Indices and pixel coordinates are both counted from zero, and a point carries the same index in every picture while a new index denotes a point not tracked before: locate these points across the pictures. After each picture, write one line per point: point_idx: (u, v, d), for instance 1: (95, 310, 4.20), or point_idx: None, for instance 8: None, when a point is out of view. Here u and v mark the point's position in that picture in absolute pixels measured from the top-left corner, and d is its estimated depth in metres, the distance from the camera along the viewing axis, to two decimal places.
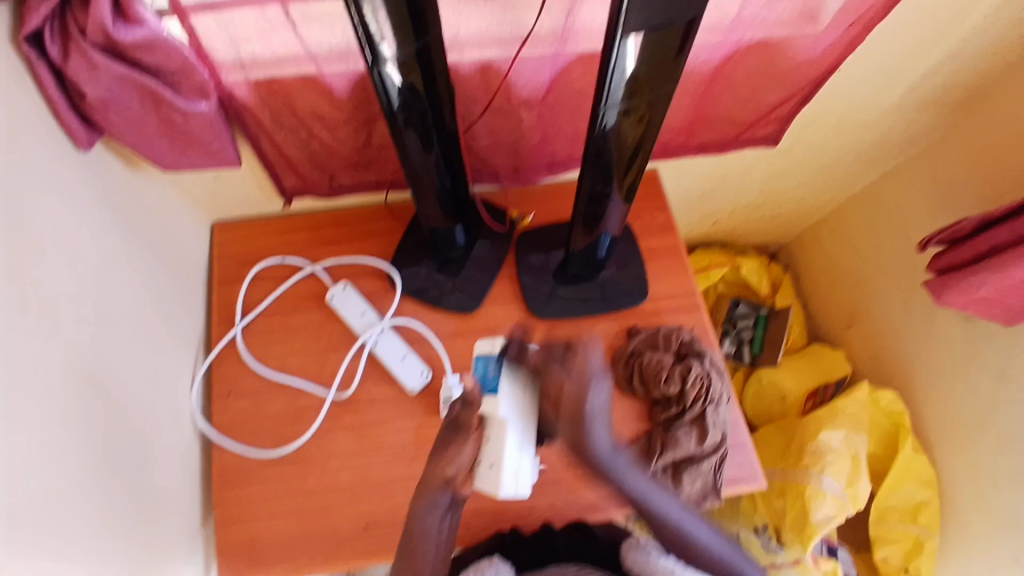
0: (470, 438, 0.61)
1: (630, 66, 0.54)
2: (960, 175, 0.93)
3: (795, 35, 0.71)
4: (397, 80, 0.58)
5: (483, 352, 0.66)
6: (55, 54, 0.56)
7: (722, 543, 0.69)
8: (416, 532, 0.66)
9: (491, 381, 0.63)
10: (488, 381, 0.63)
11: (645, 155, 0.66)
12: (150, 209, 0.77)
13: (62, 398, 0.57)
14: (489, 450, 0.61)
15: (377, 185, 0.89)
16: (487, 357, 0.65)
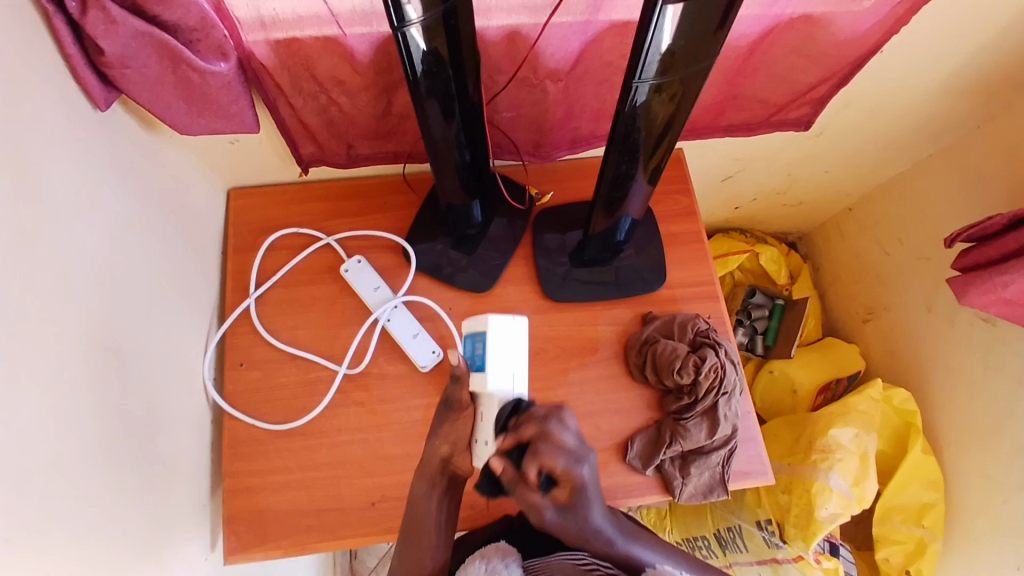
0: (462, 415, 0.64)
1: (667, 41, 0.52)
2: (996, 166, 0.90)
3: (839, 11, 0.68)
4: (422, 44, 0.56)
5: (466, 329, 0.64)
6: (73, 9, 0.53)
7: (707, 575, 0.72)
8: (420, 512, 0.71)
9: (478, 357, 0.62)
10: (474, 358, 0.62)
11: (674, 136, 0.64)
12: (165, 171, 0.75)
13: (74, 360, 0.56)
14: (483, 428, 0.62)
15: (395, 156, 0.88)
16: (472, 332, 0.63)
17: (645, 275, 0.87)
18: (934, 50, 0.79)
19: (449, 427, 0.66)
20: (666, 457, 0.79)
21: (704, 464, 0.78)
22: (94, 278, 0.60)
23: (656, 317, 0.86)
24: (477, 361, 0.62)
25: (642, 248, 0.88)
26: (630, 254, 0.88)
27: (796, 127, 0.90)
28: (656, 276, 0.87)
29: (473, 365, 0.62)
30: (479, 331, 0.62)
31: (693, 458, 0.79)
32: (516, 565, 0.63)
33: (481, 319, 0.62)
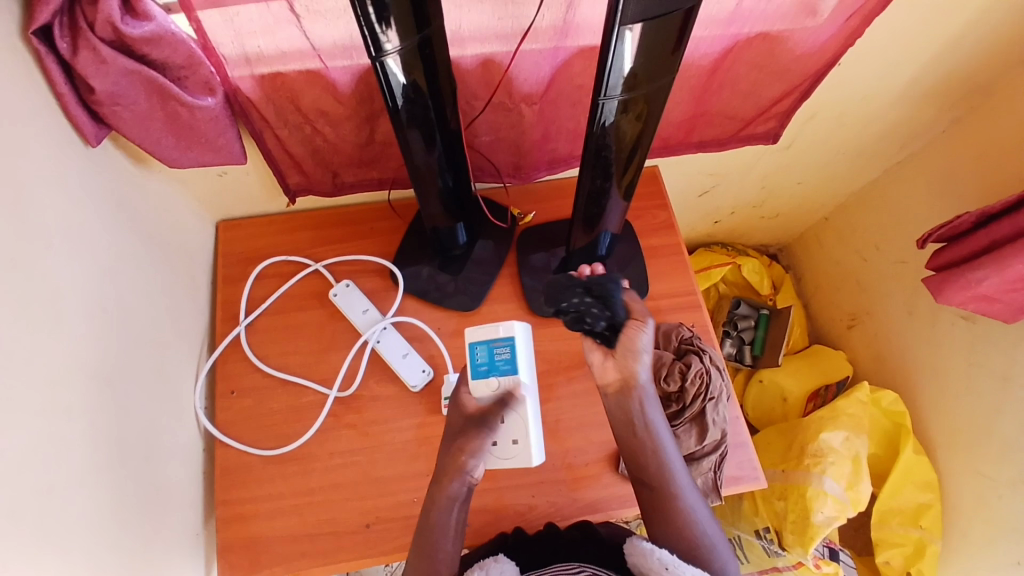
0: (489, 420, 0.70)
1: (628, 64, 0.55)
2: (961, 170, 0.93)
3: (794, 28, 0.72)
4: (401, 77, 0.59)
5: (478, 338, 0.70)
6: (65, 49, 0.56)
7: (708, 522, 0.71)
8: (434, 524, 0.69)
9: (503, 363, 0.69)
10: (496, 366, 0.70)
11: (643, 153, 0.67)
12: (155, 205, 0.77)
13: (68, 390, 0.57)
14: (512, 428, 0.71)
15: (380, 183, 0.90)
16: (487, 341, 0.70)
17: None
18: (889, 60, 0.83)
19: (474, 436, 0.69)
20: None
21: (696, 471, 0.79)
22: (87, 309, 0.62)
23: None
24: (500, 366, 0.69)
25: (625, 265, 0.91)
26: (613, 269, 0.90)
27: (765, 141, 0.94)
28: (638, 288, 0.89)
29: (497, 371, 0.69)
30: (499, 339, 0.70)
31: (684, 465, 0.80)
32: (511, 568, 0.63)
33: (499, 329, 0.70)
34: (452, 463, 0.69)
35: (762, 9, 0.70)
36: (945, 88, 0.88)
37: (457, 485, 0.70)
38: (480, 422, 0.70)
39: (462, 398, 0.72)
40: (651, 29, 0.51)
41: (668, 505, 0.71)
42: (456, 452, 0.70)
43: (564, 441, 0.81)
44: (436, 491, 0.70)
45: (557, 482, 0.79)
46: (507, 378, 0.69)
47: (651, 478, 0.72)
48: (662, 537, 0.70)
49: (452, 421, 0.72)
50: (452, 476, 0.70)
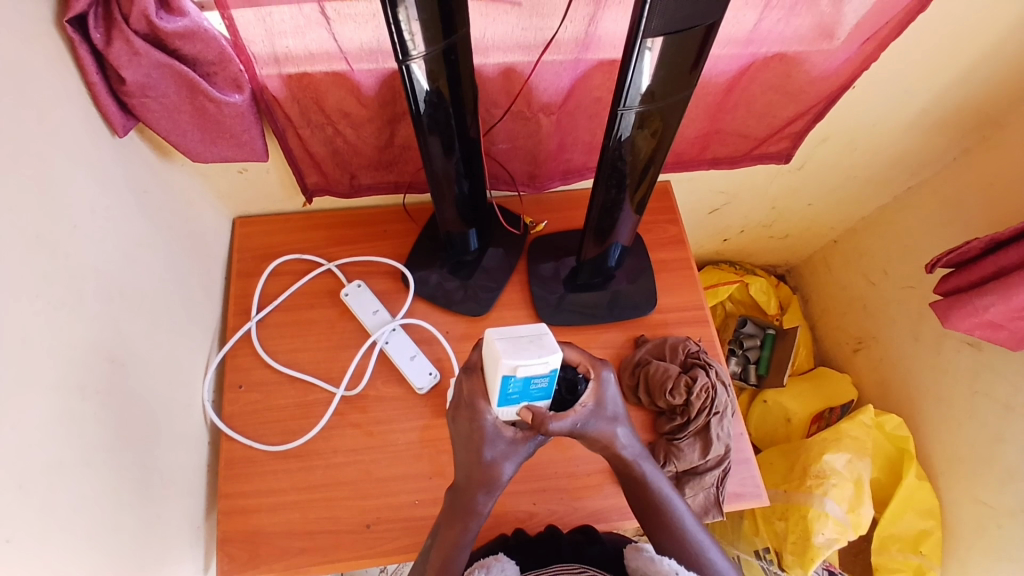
0: (490, 438, 0.59)
1: (646, 82, 0.56)
2: (971, 198, 0.94)
3: (811, 51, 0.74)
4: (425, 84, 0.61)
5: (518, 376, 0.49)
6: (99, 39, 0.58)
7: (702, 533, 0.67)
8: (455, 539, 0.65)
9: (538, 391, 0.53)
10: (529, 392, 0.53)
11: (656, 169, 0.68)
12: (176, 198, 0.79)
13: (81, 370, 0.58)
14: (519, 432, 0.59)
15: (396, 186, 0.92)
16: (526, 376, 0.50)
17: (637, 299, 0.90)
18: (904, 85, 0.84)
19: (508, 458, 0.61)
20: None
21: (698, 484, 0.80)
22: (104, 295, 0.63)
23: (647, 340, 0.88)
24: (531, 393, 0.53)
25: (635, 277, 0.91)
26: (623, 281, 0.91)
27: (776, 160, 0.95)
28: (647, 301, 0.90)
29: (530, 398, 0.54)
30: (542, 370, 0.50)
31: (687, 479, 0.80)
32: (512, 568, 0.63)
33: (550, 366, 0.49)
34: (479, 484, 0.62)
35: (778, 30, 0.71)
36: (957, 116, 0.90)
37: (484, 503, 0.64)
38: (515, 446, 0.60)
39: (489, 422, 0.58)
40: (671, 50, 0.53)
41: (669, 530, 0.67)
42: (485, 473, 0.61)
43: (568, 449, 0.81)
44: (457, 505, 0.65)
45: (559, 490, 0.79)
46: (540, 402, 0.55)
47: (650, 506, 0.68)
48: (667, 546, 0.66)
49: (469, 438, 0.60)
50: (477, 493, 0.63)
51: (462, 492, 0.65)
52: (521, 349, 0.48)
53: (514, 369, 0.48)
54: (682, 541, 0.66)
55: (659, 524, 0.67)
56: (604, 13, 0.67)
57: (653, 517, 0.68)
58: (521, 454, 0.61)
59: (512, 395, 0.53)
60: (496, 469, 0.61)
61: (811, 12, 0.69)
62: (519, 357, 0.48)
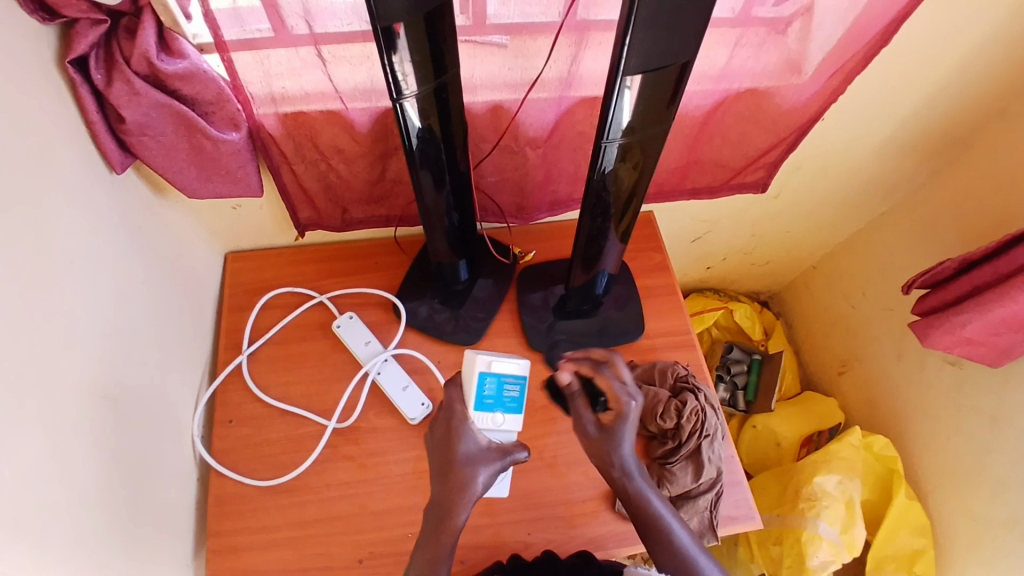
0: (466, 436, 0.66)
1: (626, 119, 0.59)
2: (942, 221, 0.99)
3: (781, 85, 0.79)
4: (417, 122, 0.63)
5: (491, 369, 0.68)
6: (100, 80, 0.60)
7: (689, 537, 0.66)
8: (433, 555, 0.64)
9: (511, 399, 0.69)
10: (502, 401, 0.69)
11: (638, 203, 0.72)
12: (170, 232, 0.80)
13: (76, 404, 0.58)
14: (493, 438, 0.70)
15: (387, 220, 0.94)
16: (498, 373, 0.69)
17: (625, 326, 0.92)
18: (869, 116, 0.89)
19: (485, 464, 0.65)
20: None
21: (692, 508, 0.79)
22: (99, 327, 0.63)
23: (637, 364, 0.90)
24: (505, 401, 0.69)
25: (622, 304, 0.93)
26: (611, 308, 0.93)
27: (753, 189, 1.00)
28: (635, 326, 0.92)
29: (503, 407, 0.69)
30: (512, 373, 0.69)
31: (681, 502, 0.80)
32: None
33: (515, 365, 0.69)
34: (455, 492, 0.64)
35: (749, 66, 0.76)
36: (926, 143, 0.95)
37: (460, 512, 0.64)
38: (494, 453, 0.66)
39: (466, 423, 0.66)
40: (648, 88, 0.56)
41: (658, 537, 0.66)
42: (461, 476, 0.64)
43: (562, 477, 0.81)
44: (433, 519, 0.65)
45: (555, 518, 0.79)
46: (511, 416, 0.69)
47: (643, 517, 0.67)
48: (664, 562, 0.65)
49: (446, 441, 0.66)
50: (453, 504, 0.64)
51: (439, 505, 0.65)
52: (494, 353, 0.69)
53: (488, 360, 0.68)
54: (670, 547, 0.65)
55: (659, 543, 0.65)
56: (585, 53, 0.71)
57: (645, 530, 0.67)
58: (497, 463, 0.66)
59: (488, 400, 0.68)
60: (471, 473, 0.64)
61: (778, 49, 0.74)
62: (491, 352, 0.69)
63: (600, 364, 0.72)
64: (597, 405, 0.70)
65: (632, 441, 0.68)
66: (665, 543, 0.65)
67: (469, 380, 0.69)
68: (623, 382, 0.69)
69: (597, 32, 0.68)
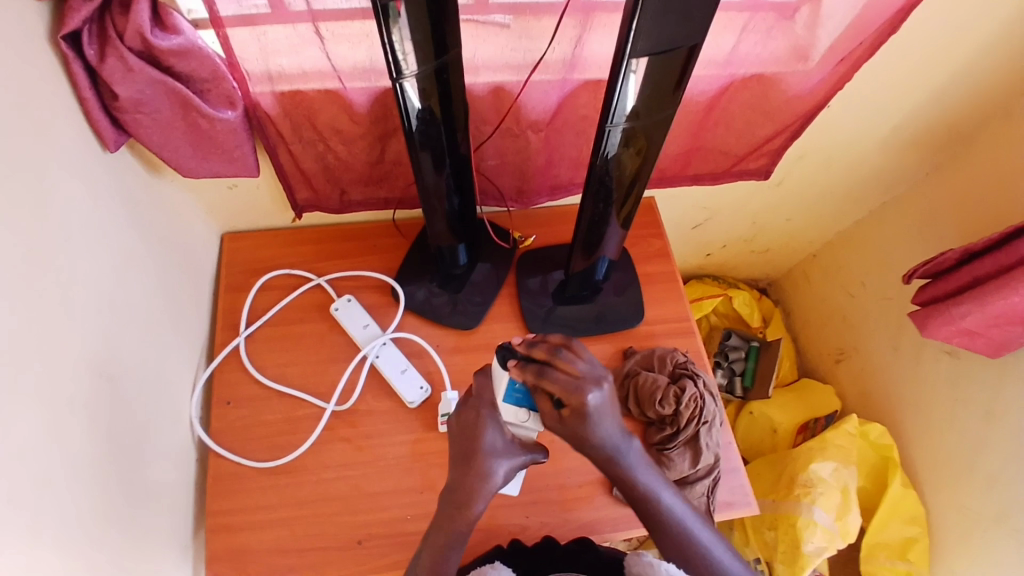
0: (493, 430, 0.68)
1: (631, 103, 0.58)
2: (944, 210, 0.98)
3: (788, 71, 0.77)
4: (417, 103, 0.62)
5: None
6: (92, 56, 0.59)
7: (687, 512, 0.70)
8: (445, 542, 0.67)
9: (539, 395, 0.67)
10: (530, 396, 0.67)
11: (641, 185, 0.70)
12: (166, 212, 0.79)
13: (72, 387, 0.57)
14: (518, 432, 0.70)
15: (386, 202, 0.93)
16: None
17: (624, 312, 0.91)
18: (876, 103, 0.88)
19: (509, 458, 0.68)
20: None
21: (690, 494, 0.80)
22: (95, 310, 0.62)
23: (636, 351, 0.89)
24: (532, 397, 0.67)
25: (622, 290, 0.92)
26: (611, 294, 0.92)
27: (756, 176, 0.98)
28: (635, 313, 0.91)
29: (530, 402, 0.67)
30: None
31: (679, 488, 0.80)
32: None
33: None
34: (475, 482, 0.67)
35: (756, 52, 0.74)
36: (932, 132, 0.94)
37: (477, 501, 0.67)
38: (517, 449, 0.69)
39: (493, 418, 0.68)
40: (653, 71, 0.55)
41: (660, 519, 0.68)
42: (483, 466, 0.67)
43: (559, 461, 0.81)
44: (449, 506, 0.68)
45: (551, 502, 0.79)
46: (537, 412, 0.68)
47: (639, 501, 0.68)
48: (666, 544, 0.69)
49: (471, 430, 0.68)
50: (472, 494, 0.67)
51: (456, 492, 0.67)
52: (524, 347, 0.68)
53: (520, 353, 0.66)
54: (671, 526, 0.68)
55: (659, 525, 0.69)
56: (589, 35, 0.69)
57: (646, 515, 0.69)
58: (518, 459, 0.69)
59: (516, 394, 0.66)
60: (493, 465, 0.67)
61: (786, 35, 0.72)
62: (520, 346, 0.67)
63: (542, 369, 0.62)
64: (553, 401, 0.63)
65: (605, 421, 0.63)
66: (666, 524, 0.68)
67: (500, 374, 0.66)
68: (572, 378, 0.61)
69: (602, 14, 0.67)
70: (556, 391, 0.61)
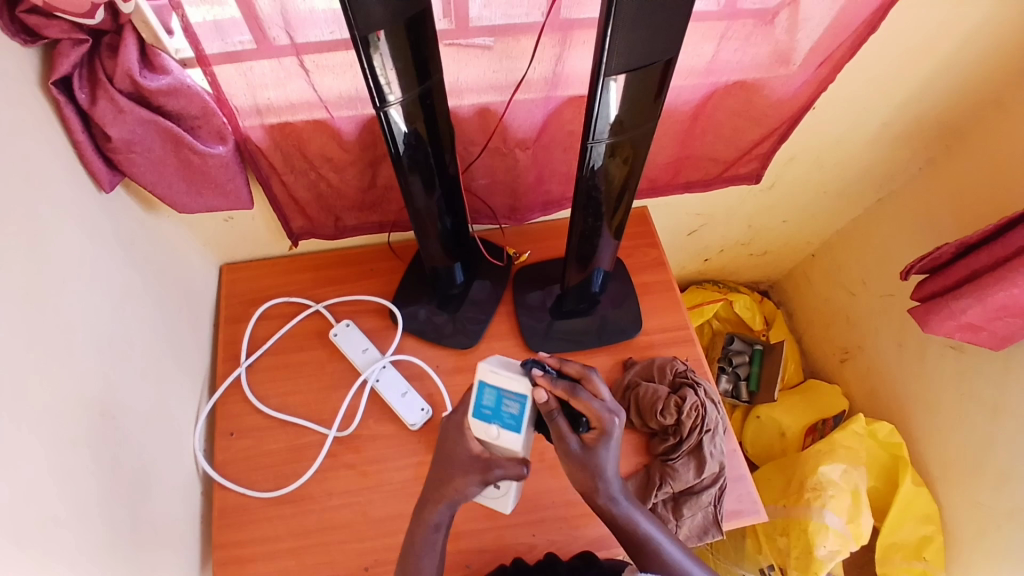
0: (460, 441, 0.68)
1: (613, 113, 0.58)
2: (939, 205, 0.98)
3: (770, 76, 0.78)
4: (403, 126, 0.63)
5: (490, 382, 0.64)
6: (84, 99, 0.60)
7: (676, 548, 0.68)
8: (416, 549, 0.68)
9: (509, 417, 0.64)
10: (500, 416, 0.64)
11: (631, 195, 0.71)
12: (163, 248, 0.80)
13: (75, 424, 0.58)
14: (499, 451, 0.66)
15: (380, 226, 0.94)
16: (497, 387, 0.64)
17: (622, 323, 0.91)
18: (862, 102, 0.88)
19: (469, 473, 0.68)
20: (659, 499, 0.80)
21: (696, 504, 0.79)
22: (94, 347, 0.63)
23: (636, 362, 0.89)
24: (502, 417, 0.64)
25: (619, 301, 0.93)
26: (608, 306, 0.92)
27: (747, 181, 0.99)
28: (633, 324, 0.91)
29: (500, 421, 0.64)
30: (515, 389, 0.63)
31: (685, 498, 0.80)
32: None
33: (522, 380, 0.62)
34: (438, 487, 0.69)
35: (737, 59, 0.75)
36: (919, 127, 0.94)
37: (438, 507, 0.69)
38: (479, 466, 0.68)
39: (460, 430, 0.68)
40: (633, 83, 0.55)
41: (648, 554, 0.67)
42: (446, 474, 0.69)
43: (564, 477, 0.81)
44: (420, 511, 0.70)
45: (558, 519, 0.79)
46: (508, 433, 0.64)
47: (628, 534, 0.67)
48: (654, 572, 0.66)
49: (444, 439, 0.70)
50: (435, 498, 0.69)
51: (426, 497, 0.70)
52: (499, 362, 0.64)
53: (490, 370, 0.64)
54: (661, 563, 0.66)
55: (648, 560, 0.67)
56: (570, 52, 0.70)
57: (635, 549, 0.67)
58: (478, 475, 0.67)
59: (485, 410, 0.65)
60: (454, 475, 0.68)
61: (766, 41, 0.73)
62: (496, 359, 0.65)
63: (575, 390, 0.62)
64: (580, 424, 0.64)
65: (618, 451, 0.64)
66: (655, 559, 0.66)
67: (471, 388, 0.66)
68: (603, 402, 0.63)
69: (581, 31, 0.68)
70: (584, 411, 0.62)
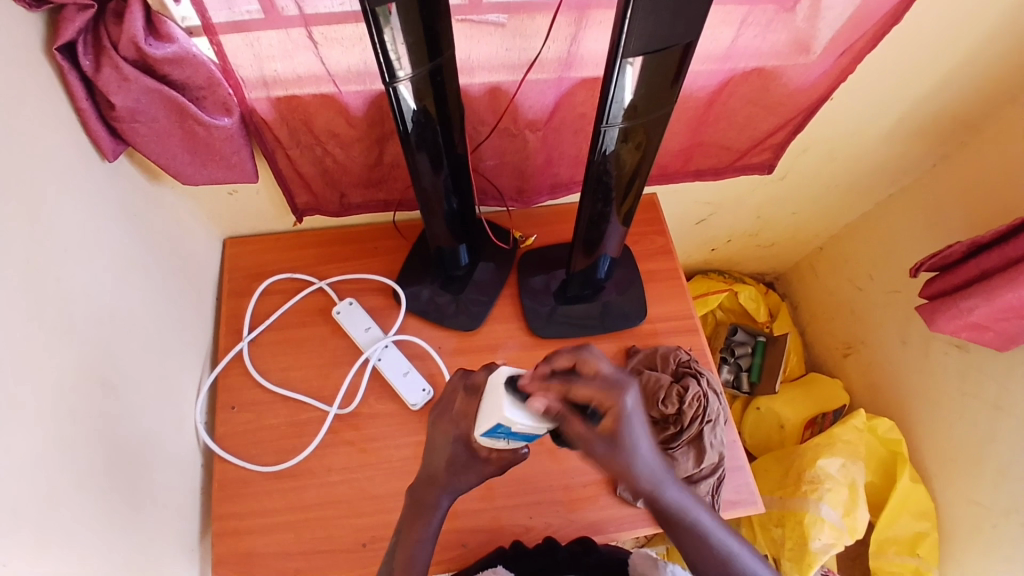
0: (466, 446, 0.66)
1: (628, 98, 0.57)
2: (953, 201, 0.96)
3: (788, 64, 0.76)
4: (412, 104, 0.62)
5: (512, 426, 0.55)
6: (88, 66, 0.59)
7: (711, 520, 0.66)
8: (417, 535, 0.69)
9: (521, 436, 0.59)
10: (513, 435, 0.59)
11: (641, 181, 0.69)
12: (166, 219, 0.79)
13: (75, 397, 0.58)
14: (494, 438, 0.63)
15: (385, 205, 0.93)
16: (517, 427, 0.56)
17: (626, 310, 0.91)
18: (882, 93, 0.86)
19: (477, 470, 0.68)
20: None
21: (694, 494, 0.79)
22: (94, 320, 0.62)
23: (639, 349, 0.89)
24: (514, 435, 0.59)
25: (624, 288, 0.92)
26: (613, 293, 0.91)
27: (759, 171, 0.97)
28: (637, 312, 0.91)
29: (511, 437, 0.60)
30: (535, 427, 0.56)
31: None
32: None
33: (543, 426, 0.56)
34: (440, 484, 0.69)
35: (755, 45, 0.73)
36: (938, 121, 0.92)
37: (443, 500, 0.70)
38: (486, 463, 0.68)
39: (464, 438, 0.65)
40: (649, 67, 0.54)
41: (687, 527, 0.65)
42: (451, 474, 0.68)
43: (563, 461, 0.81)
44: (418, 501, 0.70)
45: (554, 503, 0.79)
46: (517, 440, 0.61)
47: (667, 511, 0.65)
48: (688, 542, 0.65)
49: (440, 440, 0.67)
50: (436, 493, 0.69)
51: (424, 489, 0.69)
52: (524, 408, 0.54)
53: (513, 422, 0.54)
54: (697, 535, 0.65)
55: (683, 531, 0.65)
56: (585, 32, 0.68)
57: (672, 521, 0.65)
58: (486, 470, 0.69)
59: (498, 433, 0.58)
60: (460, 473, 0.68)
61: (787, 27, 0.71)
62: (519, 414, 0.54)
63: (561, 407, 0.56)
64: (586, 416, 0.57)
65: (641, 426, 0.59)
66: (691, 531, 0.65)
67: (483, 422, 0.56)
68: (602, 377, 0.57)
69: (597, 10, 0.66)
70: (590, 396, 0.56)
